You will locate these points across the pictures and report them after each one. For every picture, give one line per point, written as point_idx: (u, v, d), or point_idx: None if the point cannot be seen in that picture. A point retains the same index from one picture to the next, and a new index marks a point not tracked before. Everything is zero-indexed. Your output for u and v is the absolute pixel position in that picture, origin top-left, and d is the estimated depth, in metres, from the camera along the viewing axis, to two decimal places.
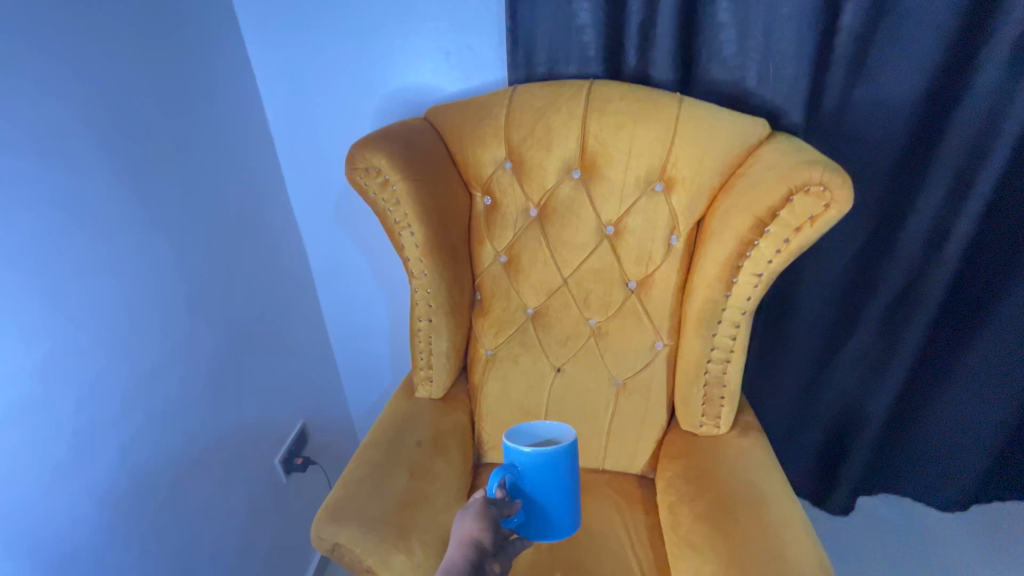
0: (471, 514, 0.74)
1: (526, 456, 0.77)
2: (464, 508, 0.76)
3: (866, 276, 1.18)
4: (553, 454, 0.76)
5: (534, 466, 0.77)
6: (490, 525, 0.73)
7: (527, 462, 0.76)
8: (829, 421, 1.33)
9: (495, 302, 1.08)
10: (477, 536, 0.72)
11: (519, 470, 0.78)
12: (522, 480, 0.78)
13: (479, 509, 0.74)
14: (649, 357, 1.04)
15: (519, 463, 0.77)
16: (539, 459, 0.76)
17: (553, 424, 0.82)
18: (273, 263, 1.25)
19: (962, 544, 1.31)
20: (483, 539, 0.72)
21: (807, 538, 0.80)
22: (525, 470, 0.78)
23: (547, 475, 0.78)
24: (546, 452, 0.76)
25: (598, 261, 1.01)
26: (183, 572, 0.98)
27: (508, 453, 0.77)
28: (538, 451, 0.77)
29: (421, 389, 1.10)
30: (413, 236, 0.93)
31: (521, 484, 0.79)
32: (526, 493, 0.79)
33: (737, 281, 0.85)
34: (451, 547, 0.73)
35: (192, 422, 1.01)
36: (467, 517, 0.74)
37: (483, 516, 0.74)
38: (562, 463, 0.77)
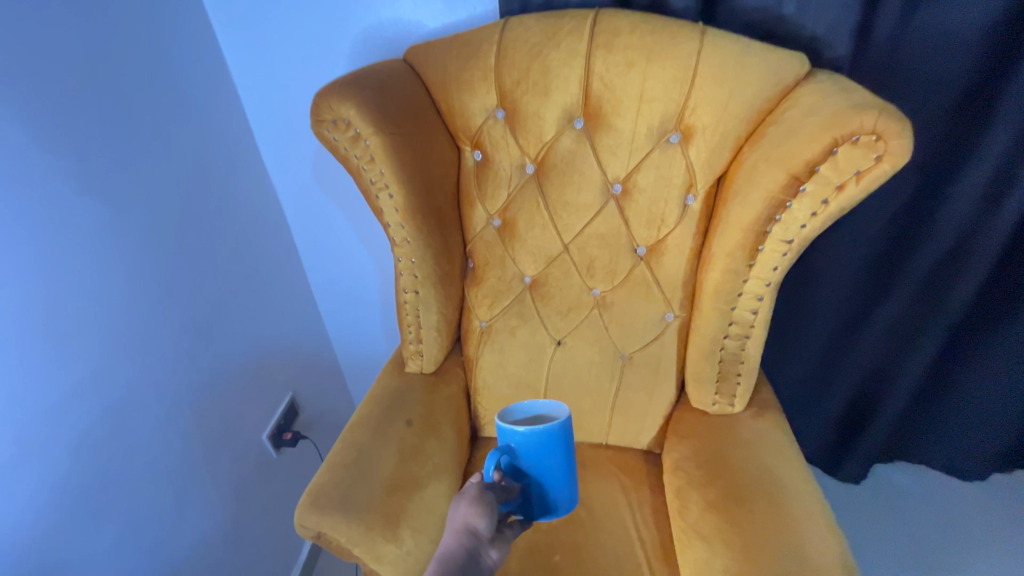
0: (467, 497, 0.66)
1: (523, 434, 0.68)
2: (459, 495, 0.67)
3: (907, 235, 1.06)
4: (551, 430, 0.68)
5: (533, 445, 0.68)
6: (488, 509, 0.65)
7: (525, 441, 0.68)
8: (853, 388, 1.24)
9: (489, 270, 0.98)
10: (474, 520, 0.64)
11: (516, 451, 0.69)
12: (519, 462, 0.70)
13: (474, 493, 0.66)
14: (659, 329, 0.95)
15: (516, 443, 0.69)
16: (537, 438, 0.68)
17: (545, 400, 0.74)
18: (245, 228, 1.14)
19: (982, 513, 1.25)
20: (480, 525, 0.64)
21: (829, 535, 0.73)
22: (523, 448, 0.69)
23: (545, 456, 0.69)
24: (545, 428, 0.68)
25: (604, 224, 0.90)
26: (166, 554, 0.94)
27: (502, 434, 0.69)
28: (536, 427, 0.68)
29: (410, 363, 1.03)
30: (392, 198, 0.82)
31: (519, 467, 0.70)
32: (524, 474, 0.71)
33: (763, 249, 0.74)
34: (445, 535, 0.65)
35: (160, 407, 0.94)
36: (463, 503, 0.65)
37: (479, 500, 0.66)
38: (559, 440, 0.69)
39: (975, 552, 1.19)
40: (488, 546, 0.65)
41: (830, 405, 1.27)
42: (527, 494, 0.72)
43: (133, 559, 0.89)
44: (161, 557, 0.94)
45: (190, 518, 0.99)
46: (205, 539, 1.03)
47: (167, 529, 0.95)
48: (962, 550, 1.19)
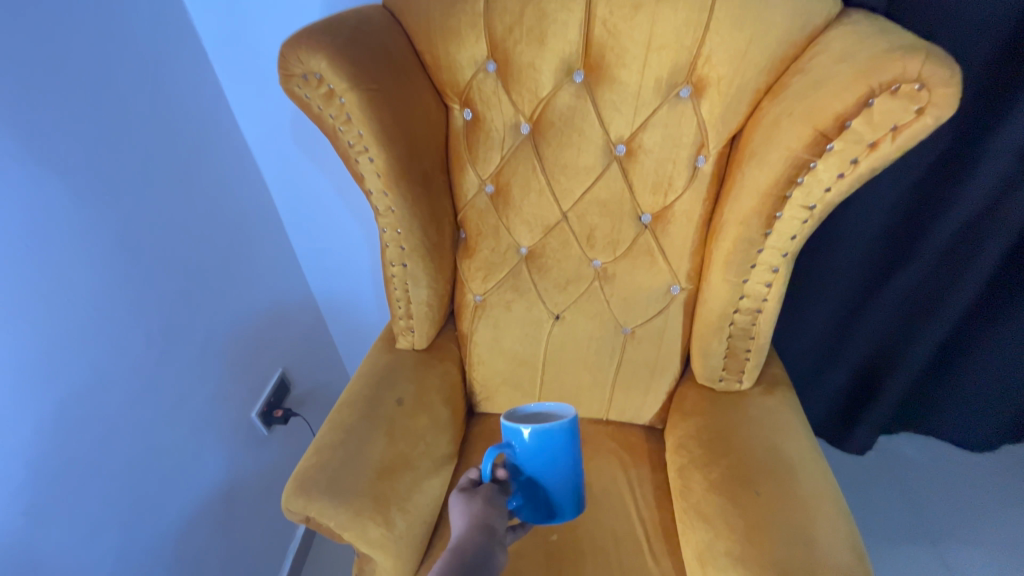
0: (476, 493, 0.66)
1: (526, 435, 0.64)
2: (473, 491, 0.67)
3: (932, 198, 0.99)
4: (555, 432, 0.64)
5: (534, 445, 0.65)
6: (500, 509, 0.65)
7: (527, 442, 0.64)
8: (865, 357, 1.19)
9: (482, 240, 0.91)
10: (487, 512, 0.64)
11: (517, 450, 0.66)
12: (521, 463, 0.67)
13: (489, 492, 0.66)
14: (664, 302, 0.89)
15: (518, 442, 0.65)
16: (539, 439, 0.64)
17: (553, 401, 0.70)
18: (219, 198, 1.06)
19: (987, 485, 1.23)
20: (496, 522, 0.64)
21: (839, 518, 0.69)
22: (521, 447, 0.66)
23: (547, 458, 0.66)
24: (549, 429, 0.64)
25: (605, 190, 0.83)
26: (151, 538, 0.91)
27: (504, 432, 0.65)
28: (539, 427, 0.64)
29: (401, 340, 0.98)
30: (372, 162, 0.75)
31: (521, 467, 0.67)
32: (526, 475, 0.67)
33: (781, 216, 0.67)
34: (461, 530, 0.63)
35: (134, 388, 0.88)
36: (479, 498, 0.65)
37: (493, 500, 0.65)
38: (563, 442, 0.65)
39: (977, 526, 1.17)
40: (502, 549, 0.64)
41: (838, 375, 1.23)
42: (528, 495, 0.69)
43: (115, 546, 0.85)
44: (146, 543, 0.90)
45: (177, 501, 0.96)
46: (193, 522, 1.00)
47: (151, 514, 0.91)
48: (964, 524, 1.17)
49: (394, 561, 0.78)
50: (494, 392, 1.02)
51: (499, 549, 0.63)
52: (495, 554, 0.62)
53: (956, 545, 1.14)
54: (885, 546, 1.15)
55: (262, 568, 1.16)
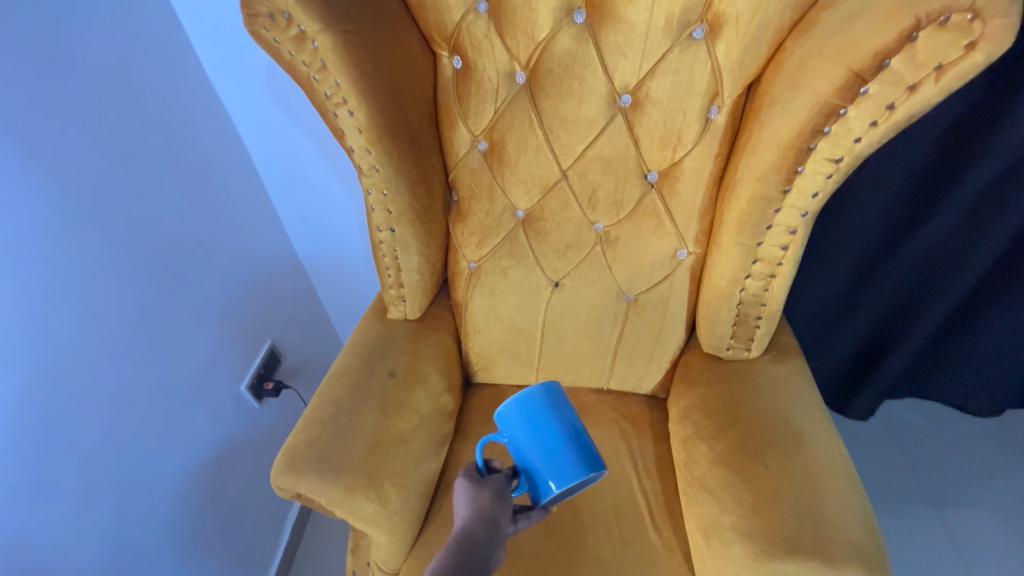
0: (483, 483, 0.63)
1: (506, 410, 0.61)
2: (481, 479, 0.64)
3: (959, 153, 0.93)
4: (531, 399, 0.61)
5: (518, 419, 0.61)
6: (507, 502, 0.63)
7: (509, 417, 0.61)
8: (874, 322, 1.16)
9: (475, 203, 0.85)
10: (493, 505, 0.61)
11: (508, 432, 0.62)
12: (517, 445, 0.62)
13: (498, 484, 0.63)
14: (670, 267, 0.84)
15: (504, 423, 0.62)
16: (518, 411, 0.61)
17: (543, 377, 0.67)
18: (194, 158, 0.97)
19: (992, 451, 1.22)
20: (504, 516, 0.61)
21: (851, 491, 0.66)
22: (514, 431, 0.62)
23: (537, 432, 0.61)
24: (524, 398, 0.61)
25: (609, 145, 0.76)
26: (139, 515, 0.88)
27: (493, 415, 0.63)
28: (515, 398, 0.61)
29: (393, 309, 0.93)
30: (352, 116, 0.68)
31: (518, 449, 0.62)
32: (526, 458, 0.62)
33: (803, 170, 0.62)
34: (466, 518, 0.61)
35: (109, 364, 0.84)
36: (487, 488, 0.62)
37: (501, 492, 0.63)
38: (544, 409, 0.61)
39: (980, 491, 1.16)
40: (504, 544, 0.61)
41: (844, 341, 1.19)
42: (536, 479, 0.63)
43: (99, 525, 0.82)
44: (133, 521, 0.88)
45: (164, 478, 0.93)
46: (183, 498, 0.97)
47: (137, 491, 0.88)
48: (967, 489, 1.17)
49: (389, 536, 0.76)
50: (491, 362, 0.98)
51: (500, 544, 0.60)
52: (494, 550, 0.59)
53: (958, 510, 1.13)
54: (888, 509, 1.14)
55: (259, 538, 1.15)
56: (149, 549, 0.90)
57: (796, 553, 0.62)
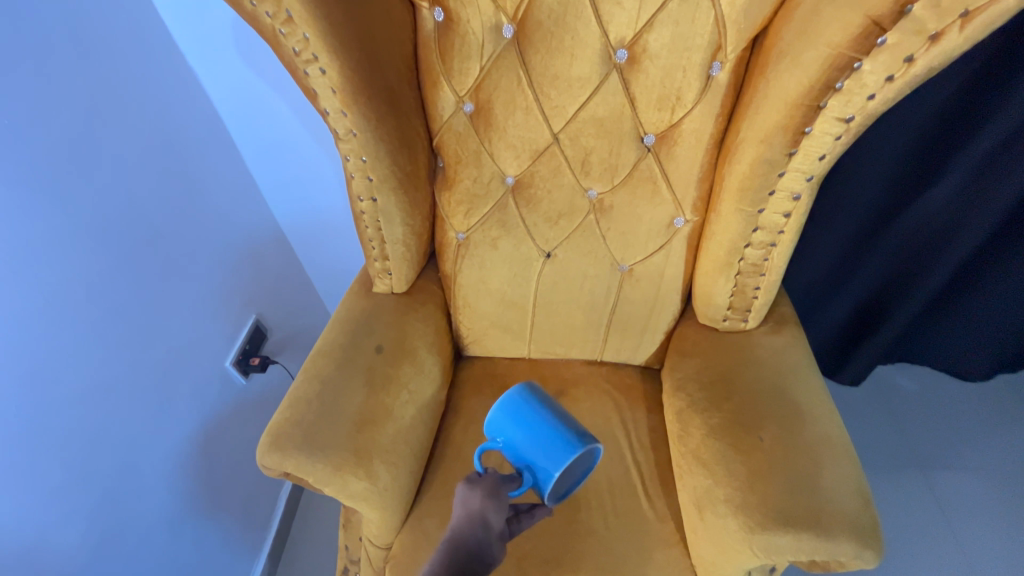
0: (475, 482, 0.59)
1: (496, 414, 0.62)
2: (471, 479, 0.60)
3: (971, 113, 0.89)
4: (514, 401, 0.62)
5: (507, 420, 0.61)
6: (499, 501, 0.58)
7: (498, 420, 0.61)
8: (871, 288, 1.14)
9: (462, 169, 0.80)
10: (482, 505, 0.58)
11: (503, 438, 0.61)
12: (514, 449, 0.60)
13: (490, 483, 0.58)
14: (666, 236, 0.81)
15: (499, 430, 0.62)
16: (504, 412, 0.61)
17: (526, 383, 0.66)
18: (158, 122, 0.90)
19: (981, 416, 1.23)
20: (492, 517, 0.58)
21: (845, 462, 0.65)
22: (507, 435, 0.61)
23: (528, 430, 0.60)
24: (508, 400, 0.62)
25: (603, 106, 0.72)
26: (125, 495, 0.87)
27: (488, 428, 0.63)
28: (500, 402, 0.62)
29: (378, 283, 0.89)
30: (324, 75, 0.63)
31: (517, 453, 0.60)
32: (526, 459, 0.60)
33: (810, 131, 0.59)
34: (454, 521, 0.59)
35: (80, 344, 0.79)
36: (476, 489, 0.58)
37: (493, 492, 0.58)
38: (527, 407, 0.61)
39: (967, 453, 1.18)
40: (497, 542, 0.59)
41: (839, 308, 1.18)
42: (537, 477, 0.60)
43: (82, 507, 0.80)
44: (118, 500, 0.86)
45: (149, 459, 0.90)
46: (171, 477, 0.95)
47: (121, 472, 0.86)
48: (955, 450, 1.18)
49: (380, 512, 0.75)
50: (482, 336, 0.95)
51: (495, 542, 0.59)
52: (490, 550, 0.59)
53: (945, 472, 1.15)
54: (877, 472, 1.16)
55: (253, 512, 1.15)
56: (137, 528, 0.89)
57: (788, 525, 0.61)
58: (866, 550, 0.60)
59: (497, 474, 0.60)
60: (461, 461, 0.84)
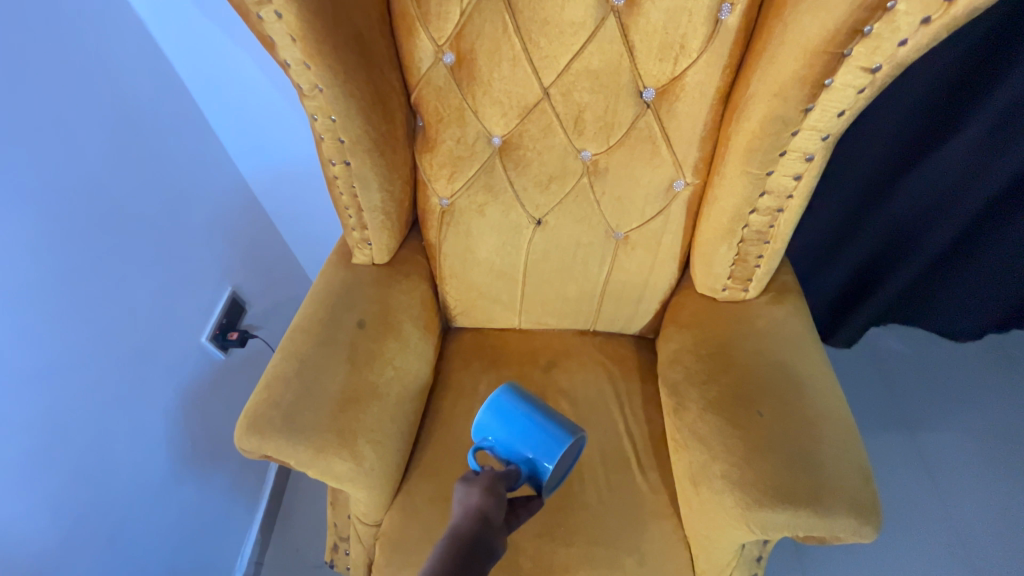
0: (473, 479, 0.57)
1: (483, 416, 0.62)
2: (468, 477, 0.57)
3: (990, 65, 0.84)
4: (499, 400, 0.62)
5: (495, 420, 0.61)
6: (496, 496, 0.55)
7: (485, 422, 0.61)
8: (870, 253, 1.10)
9: (444, 129, 0.73)
10: (482, 500, 0.55)
11: (493, 438, 0.61)
12: (505, 445, 0.60)
13: (486, 479, 0.56)
14: (664, 200, 0.75)
15: (488, 431, 0.61)
16: (490, 414, 0.61)
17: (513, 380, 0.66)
18: (101, 79, 0.80)
19: (972, 377, 1.23)
20: (492, 512, 0.54)
21: (847, 436, 0.64)
22: (497, 434, 0.61)
23: (515, 424, 0.60)
24: (493, 401, 0.62)
25: (599, 56, 0.65)
26: (99, 477, 0.83)
27: (477, 431, 0.62)
28: (486, 404, 0.62)
29: (358, 254, 0.84)
30: (281, 20, 0.56)
31: (508, 448, 0.60)
32: (517, 452, 0.59)
33: (831, 83, 0.54)
34: (452, 519, 0.55)
35: (34, 332, 0.73)
36: (473, 487, 0.56)
37: (490, 487, 0.56)
38: (511, 403, 0.61)
39: (958, 415, 1.18)
40: (496, 540, 0.54)
41: (836, 271, 1.15)
42: (531, 468, 0.59)
43: (53, 495, 0.76)
44: (93, 484, 0.82)
45: (124, 440, 0.86)
46: (149, 459, 0.91)
47: (92, 459, 0.82)
48: (946, 411, 1.19)
49: (367, 492, 0.73)
50: (470, 308, 0.91)
51: (495, 539, 0.54)
52: (494, 537, 0.54)
53: (935, 433, 1.16)
54: (869, 436, 1.16)
55: (239, 487, 1.13)
56: (115, 514, 0.86)
57: (787, 501, 0.60)
58: (865, 526, 0.58)
59: (492, 471, 0.58)
60: (451, 437, 0.82)
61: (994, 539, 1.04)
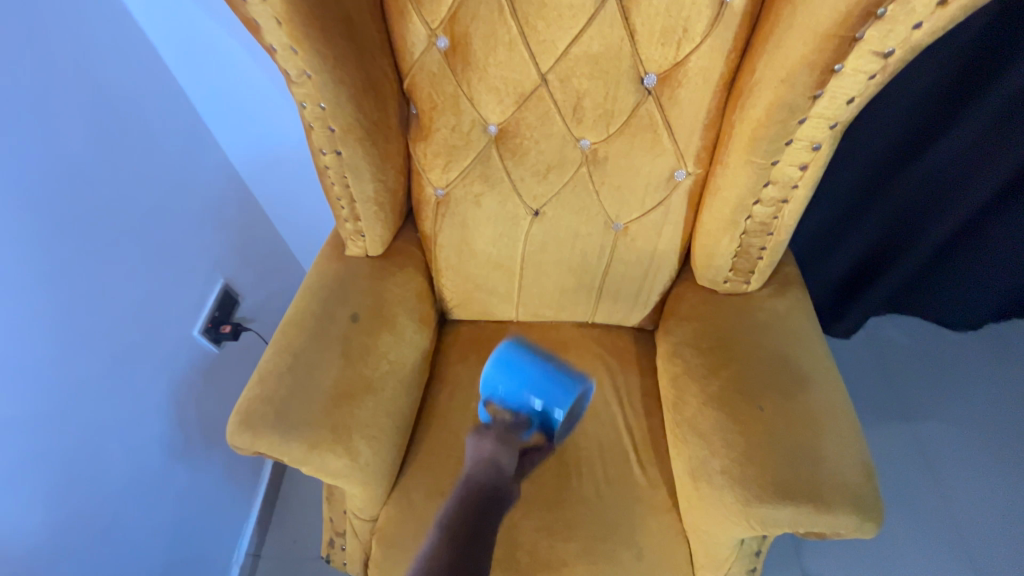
0: (485, 433, 0.73)
1: (489, 370, 0.73)
2: (481, 432, 0.73)
3: (997, 52, 0.82)
4: (505, 354, 0.72)
5: (501, 376, 0.72)
6: (507, 442, 0.71)
7: (492, 375, 0.73)
8: (871, 243, 1.09)
9: (438, 117, 0.71)
10: (494, 449, 0.70)
11: (501, 390, 0.73)
12: (513, 397, 0.72)
13: (497, 431, 0.72)
14: (665, 190, 0.73)
15: (496, 384, 0.73)
16: (497, 369, 0.72)
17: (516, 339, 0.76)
18: (80, 64, 0.76)
19: (971, 367, 1.22)
20: (502, 459, 0.70)
21: (849, 431, 0.63)
22: (506, 388, 0.72)
23: (522, 381, 0.71)
24: (497, 354, 0.73)
25: (598, 40, 0.62)
26: (91, 474, 0.81)
27: (484, 385, 0.73)
28: (492, 356, 0.73)
29: (351, 245, 0.82)
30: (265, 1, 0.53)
31: (516, 399, 0.72)
32: (525, 400, 0.72)
33: (840, 69, 0.52)
34: (470, 471, 0.70)
35: (19, 328, 0.71)
36: (485, 439, 0.72)
37: (501, 437, 0.71)
38: (518, 360, 0.72)
39: (957, 406, 1.18)
40: (510, 485, 0.69)
41: (836, 264, 1.13)
42: (540, 416, 0.73)
43: (44, 494, 0.75)
44: (85, 481, 0.80)
45: (116, 437, 0.85)
46: (142, 455, 0.90)
47: (84, 456, 0.80)
48: (945, 402, 1.18)
49: (363, 487, 0.72)
50: (467, 300, 0.89)
51: (509, 484, 0.69)
52: (506, 487, 0.69)
53: (934, 424, 1.16)
54: (868, 428, 1.16)
55: (235, 480, 1.12)
56: (109, 510, 0.85)
57: (787, 497, 0.59)
58: (866, 522, 0.58)
59: (504, 424, 0.72)
60: (447, 432, 0.81)
61: (991, 529, 1.04)
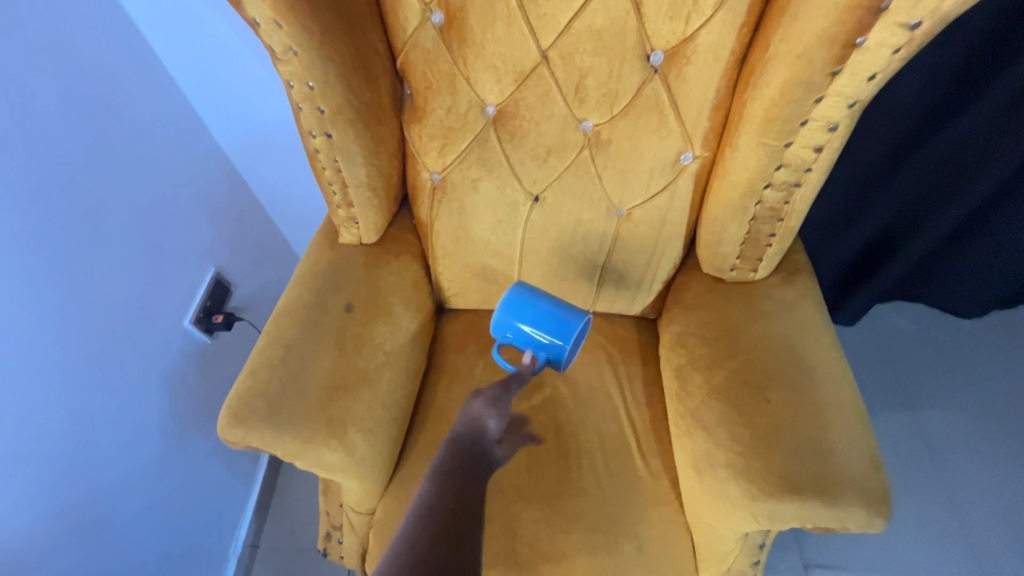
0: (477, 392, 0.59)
1: (498, 314, 0.65)
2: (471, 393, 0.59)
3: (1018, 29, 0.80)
4: (513, 298, 0.65)
5: (511, 318, 0.64)
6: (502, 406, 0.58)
7: (501, 318, 0.65)
8: (879, 229, 1.06)
9: (433, 97, 0.68)
10: (484, 411, 0.58)
11: (510, 332, 0.65)
12: (522, 337, 0.64)
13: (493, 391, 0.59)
14: (671, 174, 0.70)
15: (505, 327, 0.65)
16: (506, 312, 0.65)
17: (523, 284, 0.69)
18: (49, 44, 0.72)
19: (976, 355, 1.20)
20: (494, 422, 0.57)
21: (859, 424, 0.61)
22: (516, 329, 0.64)
23: (531, 319, 0.63)
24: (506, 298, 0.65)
25: (602, 14, 0.59)
26: (82, 468, 0.79)
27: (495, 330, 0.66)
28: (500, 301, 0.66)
29: (345, 233, 0.79)
30: None
31: (525, 338, 0.64)
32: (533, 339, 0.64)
33: (863, 43, 0.49)
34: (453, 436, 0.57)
35: (2, 319, 0.68)
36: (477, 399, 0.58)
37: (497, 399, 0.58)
38: (525, 300, 0.65)
39: (962, 394, 1.16)
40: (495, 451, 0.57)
41: (842, 248, 1.11)
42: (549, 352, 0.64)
43: (33, 490, 0.73)
44: (76, 475, 0.78)
45: (106, 430, 0.83)
46: (134, 448, 0.88)
47: (74, 449, 0.78)
48: (949, 391, 1.17)
49: (359, 481, 0.70)
50: (465, 289, 0.87)
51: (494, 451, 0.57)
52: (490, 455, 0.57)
53: (939, 412, 1.14)
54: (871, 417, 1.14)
55: (232, 472, 1.11)
56: (101, 504, 0.83)
57: (794, 492, 0.58)
58: (874, 517, 0.56)
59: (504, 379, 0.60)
60: (445, 424, 0.79)
61: (992, 517, 1.04)
